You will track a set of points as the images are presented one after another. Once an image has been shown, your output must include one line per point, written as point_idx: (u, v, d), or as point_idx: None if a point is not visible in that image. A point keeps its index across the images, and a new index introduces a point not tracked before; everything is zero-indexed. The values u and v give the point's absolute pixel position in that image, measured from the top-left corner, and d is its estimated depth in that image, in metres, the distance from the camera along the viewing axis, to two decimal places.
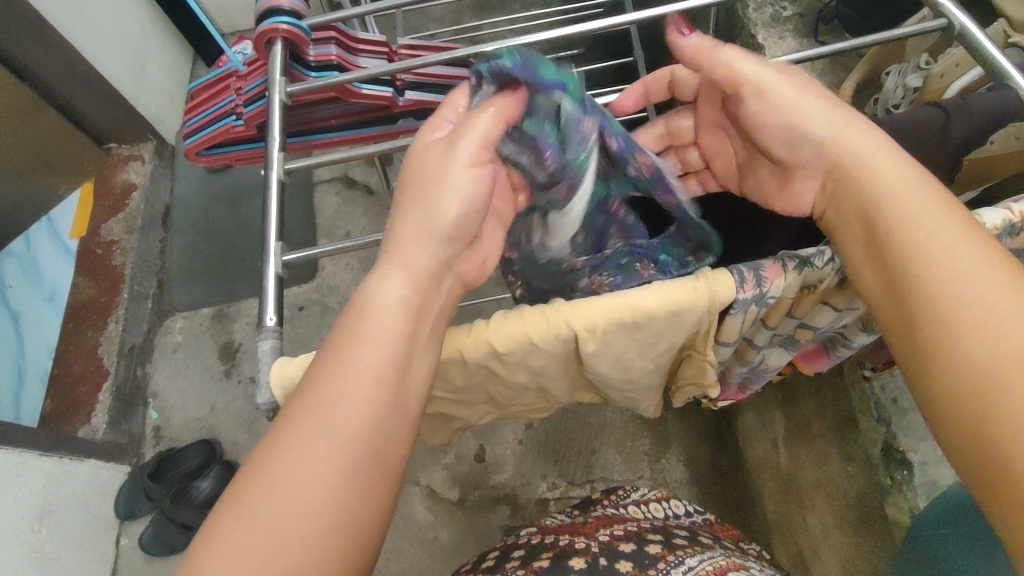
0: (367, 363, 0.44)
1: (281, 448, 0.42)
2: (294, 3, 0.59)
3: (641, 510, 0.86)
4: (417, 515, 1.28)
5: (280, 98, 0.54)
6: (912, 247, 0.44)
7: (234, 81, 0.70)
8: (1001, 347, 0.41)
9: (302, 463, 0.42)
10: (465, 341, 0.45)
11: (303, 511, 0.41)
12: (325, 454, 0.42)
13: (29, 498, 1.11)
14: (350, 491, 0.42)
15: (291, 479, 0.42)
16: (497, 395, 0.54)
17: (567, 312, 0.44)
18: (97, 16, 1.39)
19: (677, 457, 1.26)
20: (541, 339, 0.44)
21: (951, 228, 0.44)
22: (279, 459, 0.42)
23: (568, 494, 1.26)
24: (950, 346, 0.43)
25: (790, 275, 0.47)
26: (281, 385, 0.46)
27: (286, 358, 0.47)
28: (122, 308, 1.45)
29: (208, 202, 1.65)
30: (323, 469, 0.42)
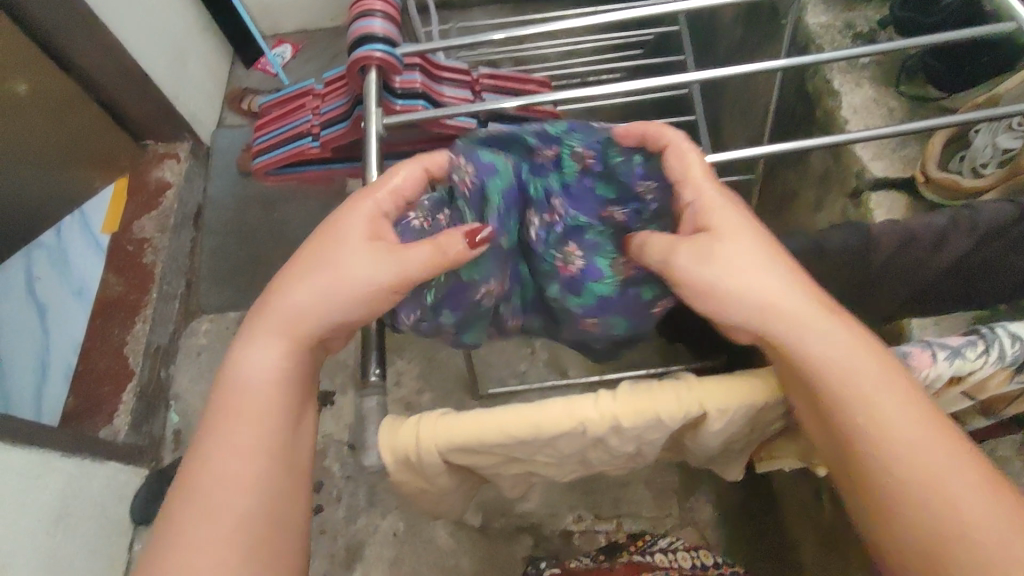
0: (241, 431, 0.51)
1: (196, 508, 0.49)
2: (388, 30, 0.55)
3: (669, 560, 0.85)
4: (439, 539, 1.28)
5: (377, 129, 0.51)
6: (868, 405, 0.47)
7: (312, 101, 0.67)
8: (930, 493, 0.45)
9: (221, 505, 0.49)
10: (590, 411, 0.42)
11: (222, 549, 0.48)
12: (233, 497, 0.50)
13: (49, 500, 1.09)
14: (256, 521, 0.50)
15: (215, 526, 0.49)
16: (592, 459, 0.50)
17: (700, 391, 0.43)
18: (143, 12, 1.40)
19: (705, 496, 1.28)
20: (669, 419, 0.43)
21: (891, 395, 0.47)
22: (197, 516, 0.49)
23: (594, 529, 1.26)
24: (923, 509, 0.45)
25: (937, 368, 0.50)
26: (393, 450, 0.43)
27: (393, 420, 0.44)
28: (150, 308, 1.43)
29: (241, 205, 1.64)
30: (244, 498, 0.50)
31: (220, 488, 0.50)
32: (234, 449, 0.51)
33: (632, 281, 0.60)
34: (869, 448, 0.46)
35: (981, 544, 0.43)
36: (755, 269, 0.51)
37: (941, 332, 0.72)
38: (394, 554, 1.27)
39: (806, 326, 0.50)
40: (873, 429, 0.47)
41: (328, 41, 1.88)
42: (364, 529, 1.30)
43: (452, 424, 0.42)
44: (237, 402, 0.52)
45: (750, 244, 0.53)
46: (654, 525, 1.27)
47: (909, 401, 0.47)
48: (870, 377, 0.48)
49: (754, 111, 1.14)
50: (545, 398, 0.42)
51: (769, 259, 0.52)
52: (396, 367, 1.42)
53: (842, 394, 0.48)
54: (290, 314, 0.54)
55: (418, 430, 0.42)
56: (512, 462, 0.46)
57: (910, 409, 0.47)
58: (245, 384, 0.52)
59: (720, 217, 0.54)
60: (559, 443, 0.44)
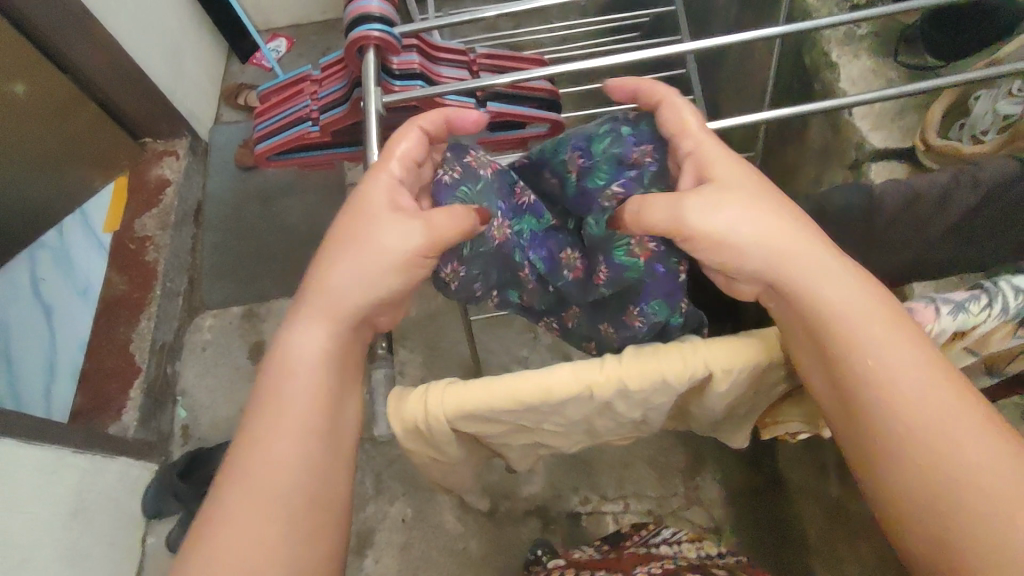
0: (281, 412, 0.52)
1: (239, 488, 0.51)
2: (384, 9, 0.56)
3: (674, 549, 0.85)
4: (447, 524, 1.29)
5: (376, 107, 0.52)
6: (873, 353, 0.48)
7: (310, 86, 0.67)
8: (936, 433, 0.46)
9: (259, 481, 0.51)
10: (600, 376, 0.43)
11: (264, 525, 0.50)
12: (274, 476, 0.51)
13: (63, 495, 1.10)
14: (296, 500, 0.51)
15: (257, 504, 0.50)
16: (599, 428, 0.51)
17: (705, 351, 0.44)
18: (137, 10, 1.40)
19: (711, 474, 1.29)
20: (676, 379, 0.44)
21: (902, 341, 0.48)
22: (239, 493, 0.51)
23: (601, 509, 1.28)
24: (930, 454, 0.45)
25: (940, 324, 0.50)
26: (403, 420, 0.43)
27: (403, 388, 0.44)
28: (154, 305, 1.44)
29: (240, 200, 1.64)
30: (280, 474, 0.51)
31: (265, 465, 0.52)
32: (274, 428, 0.52)
33: (655, 259, 0.59)
34: (871, 393, 0.47)
35: (974, 486, 0.44)
36: (766, 218, 0.52)
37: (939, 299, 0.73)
38: (404, 540, 1.29)
39: (822, 274, 0.50)
40: (880, 373, 0.47)
41: (321, 34, 1.88)
42: (373, 517, 1.31)
43: (458, 393, 0.43)
44: (280, 382, 0.53)
45: (751, 194, 0.53)
46: (660, 504, 1.28)
47: (916, 351, 0.48)
48: (876, 323, 0.49)
49: (748, 89, 1.14)
50: (553, 365, 0.43)
51: (784, 211, 0.53)
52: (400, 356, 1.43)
53: (845, 341, 0.48)
54: (337, 294, 0.54)
55: (428, 400, 0.43)
56: (520, 430, 0.47)
57: (920, 357, 0.47)
58: (289, 362, 0.53)
59: (721, 167, 0.54)
60: (569, 407, 0.45)
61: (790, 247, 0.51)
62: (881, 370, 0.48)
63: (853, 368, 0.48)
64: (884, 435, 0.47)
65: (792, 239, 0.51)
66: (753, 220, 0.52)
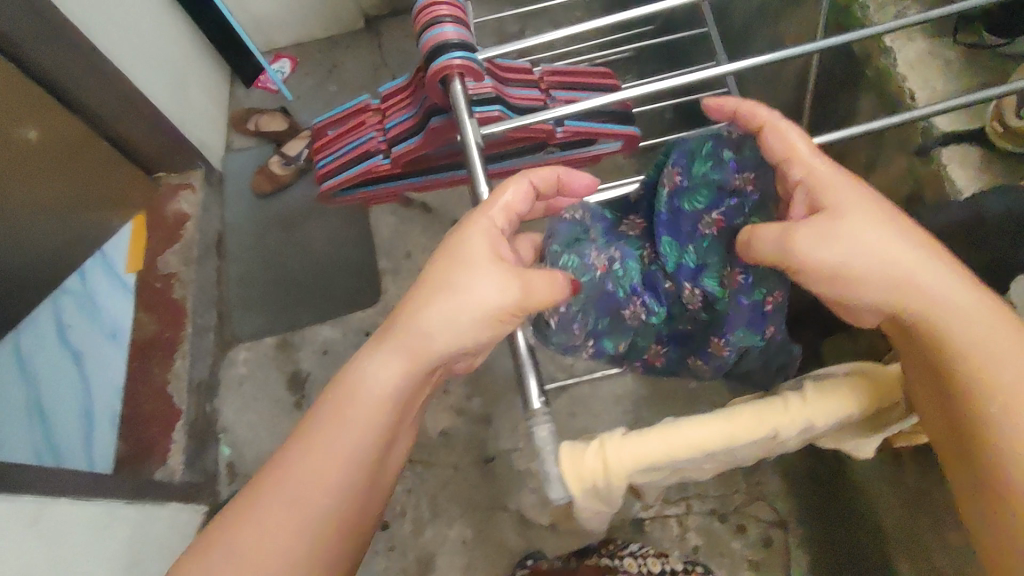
0: (342, 431, 0.57)
1: (278, 476, 0.57)
2: (462, 35, 0.53)
3: None
4: (510, 541, 1.27)
5: (475, 141, 0.50)
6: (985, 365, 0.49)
7: (375, 118, 0.65)
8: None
9: (301, 479, 0.56)
10: (779, 417, 0.45)
11: (300, 520, 0.56)
12: (315, 478, 0.56)
13: (119, 549, 1.07)
14: (329, 508, 0.57)
15: (296, 498, 0.56)
16: (742, 455, 0.48)
17: (839, 394, 0.45)
18: (142, 43, 1.36)
19: (771, 468, 1.27)
20: (814, 419, 0.45)
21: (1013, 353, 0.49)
22: (281, 488, 0.56)
23: (664, 513, 1.26)
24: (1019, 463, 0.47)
25: None
26: (580, 478, 0.45)
27: (569, 445, 0.46)
28: (186, 343, 1.41)
29: (261, 228, 1.61)
30: (322, 483, 0.56)
31: (307, 481, 0.56)
32: (332, 439, 0.57)
33: (741, 291, 0.66)
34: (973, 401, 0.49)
35: None
36: (880, 236, 0.54)
37: None
38: (467, 562, 1.27)
39: (930, 283, 0.52)
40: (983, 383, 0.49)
41: (324, 51, 1.84)
42: (433, 540, 1.29)
43: (635, 445, 0.45)
44: (350, 402, 0.57)
45: (869, 216, 0.54)
46: (724, 503, 1.26)
47: None
48: (990, 338, 0.50)
49: (784, 77, 1.12)
50: (724, 413, 0.45)
51: (897, 228, 0.54)
52: None
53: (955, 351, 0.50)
54: (422, 337, 0.56)
55: (607, 451, 0.45)
56: (675, 473, 0.48)
57: None
58: (361, 392, 0.57)
59: (834, 194, 0.56)
60: (733, 451, 0.46)
61: (901, 258, 0.53)
62: (931, 300, 0.52)
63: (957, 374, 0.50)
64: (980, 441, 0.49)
65: (899, 255, 0.53)
66: (863, 245, 0.53)
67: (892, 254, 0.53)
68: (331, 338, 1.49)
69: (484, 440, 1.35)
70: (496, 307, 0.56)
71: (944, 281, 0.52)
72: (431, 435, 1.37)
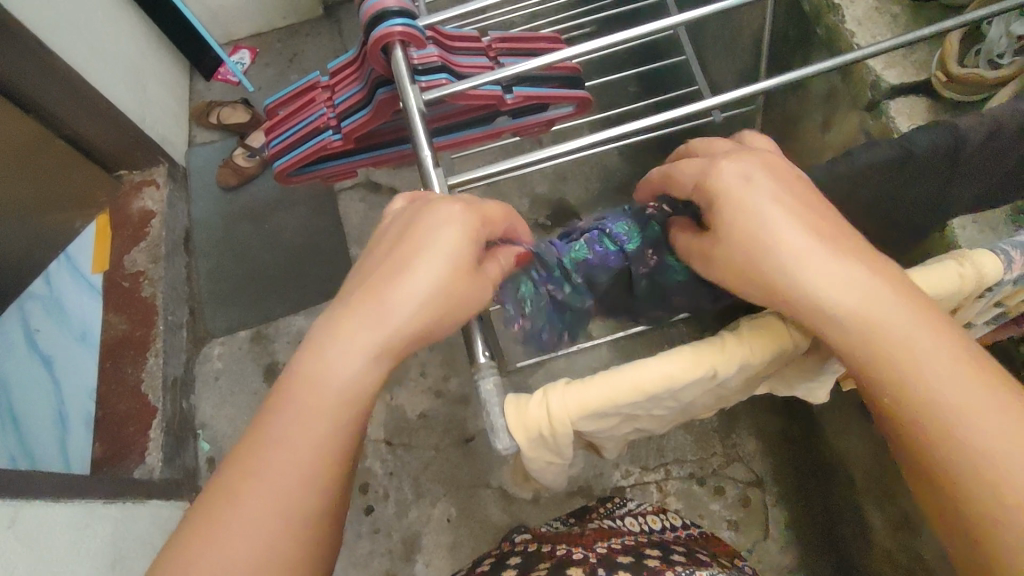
0: (307, 420, 0.47)
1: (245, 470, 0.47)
2: (402, 3, 0.54)
3: (638, 522, 0.92)
4: (494, 518, 1.28)
5: (417, 107, 0.51)
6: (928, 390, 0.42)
7: (324, 94, 0.65)
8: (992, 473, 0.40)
9: (269, 471, 0.47)
10: (718, 355, 0.46)
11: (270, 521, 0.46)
12: (287, 473, 0.47)
13: (101, 548, 1.06)
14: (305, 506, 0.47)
15: (263, 499, 0.46)
16: (691, 401, 0.50)
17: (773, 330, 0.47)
18: (93, 37, 1.33)
19: (746, 431, 1.30)
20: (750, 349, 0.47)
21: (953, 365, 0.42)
22: (247, 481, 0.47)
23: (643, 480, 1.29)
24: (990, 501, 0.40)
25: None
26: (525, 427, 0.45)
27: (514, 396, 0.46)
28: (159, 341, 1.39)
29: (229, 222, 1.60)
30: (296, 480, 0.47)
31: (270, 485, 0.46)
32: (301, 427, 0.47)
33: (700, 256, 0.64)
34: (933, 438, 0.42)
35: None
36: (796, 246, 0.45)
37: (984, 228, 0.71)
38: (453, 540, 1.28)
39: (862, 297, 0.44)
40: (937, 416, 0.42)
41: (285, 40, 1.82)
42: (418, 520, 1.30)
43: (579, 390, 0.45)
44: (313, 394, 0.47)
45: (768, 220, 0.46)
46: (701, 467, 1.29)
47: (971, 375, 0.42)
48: (931, 354, 0.43)
49: (738, 43, 1.13)
50: (669, 353, 0.46)
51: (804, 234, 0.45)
52: (419, 358, 1.41)
53: (891, 378, 0.43)
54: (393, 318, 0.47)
55: (551, 402, 0.45)
56: (628, 421, 0.48)
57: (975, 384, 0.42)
58: (325, 381, 0.47)
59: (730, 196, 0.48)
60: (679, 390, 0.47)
61: (827, 271, 0.44)
62: (852, 321, 0.44)
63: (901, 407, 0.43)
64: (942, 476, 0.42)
65: (809, 268, 0.45)
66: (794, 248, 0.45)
67: (809, 266, 0.45)
68: (306, 328, 1.49)
69: (463, 420, 1.36)
70: (461, 269, 0.48)
71: (889, 307, 0.43)
72: (411, 418, 1.37)
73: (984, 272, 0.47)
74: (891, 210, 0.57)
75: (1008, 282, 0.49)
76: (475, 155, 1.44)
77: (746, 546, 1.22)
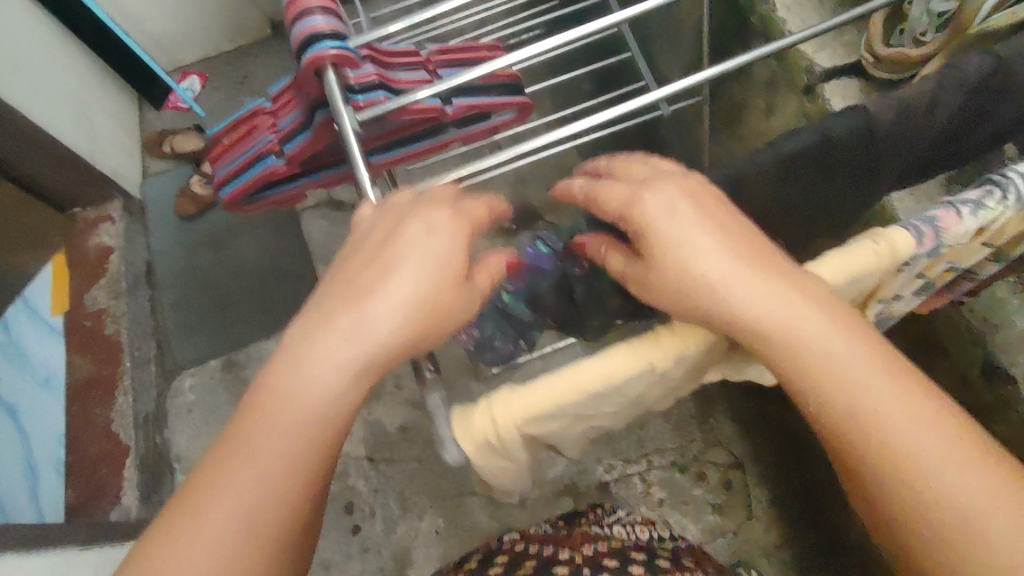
0: (273, 432, 0.46)
1: (212, 480, 0.46)
2: (333, 25, 0.54)
3: (626, 529, 0.93)
4: (481, 525, 1.28)
5: (352, 127, 0.51)
6: (897, 440, 0.41)
7: (267, 119, 0.65)
8: (966, 528, 0.39)
9: (237, 481, 0.45)
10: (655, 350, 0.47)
11: (235, 533, 0.45)
12: (253, 484, 0.45)
13: None
14: (270, 523, 0.45)
15: (228, 510, 0.45)
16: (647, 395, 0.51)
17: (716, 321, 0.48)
18: (33, 75, 1.30)
19: (722, 413, 1.33)
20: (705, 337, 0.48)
21: (923, 414, 0.41)
22: (216, 489, 0.45)
23: (626, 473, 1.30)
24: (961, 557, 0.39)
25: (965, 224, 0.49)
26: (473, 437, 0.46)
27: (460, 408, 0.47)
28: (127, 378, 1.37)
29: (191, 250, 1.58)
30: (262, 489, 0.45)
31: (233, 498, 0.45)
32: (272, 435, 0.46)
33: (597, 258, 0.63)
34: (906, 494, 0.41)
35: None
36: (756, 288, 0.44)
37: (922, 200, 0.74)
38: (442, 551, 1.28)
39: (820, 342, 0.43)
40: (907, 470, 0.41)
41: (234, 63, 1.80)
42: (406, 535, 1.29)
43: (534, 396, 0.45)
44: (280, 412, 0.46)
45: (720, 241, 0.45)
46: (682, 454, 1.31)
47: (939, 424, 0.41)
48: (899, 402, 0.42)
49: (682, 36, 1.15)
50: (609, 351, 0.46)
51: (755, 277, 0.44)
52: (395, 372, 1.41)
53: (855, 432, 0.42)
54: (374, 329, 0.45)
55: (494, 411, 0.45)
56: (582, 420, 0.49)
57: (942, 435, 0.41)
58: (291, 400, 0.45)
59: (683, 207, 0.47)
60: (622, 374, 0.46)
61: (789, 314, 0.43)
62: (818, 367, 0.43)
63: (864, 459, 0.42)
64: (911, 535, 0.41)
65: (768, 315, 0.43)
66: (745, 290, 0.44)
67: (763, 307, 0.43)
68: None
69: None
70: (457, 264, 0.48)
71: (852, 355, 0.42)
72: (390, 432, 1.37)
73: (898, 247, 0.48)
74: (826, 192, 0.59)
75: (924, 255, 0.50)
76: (435, 166, 1.44)
77: (730, 528, 1.25)
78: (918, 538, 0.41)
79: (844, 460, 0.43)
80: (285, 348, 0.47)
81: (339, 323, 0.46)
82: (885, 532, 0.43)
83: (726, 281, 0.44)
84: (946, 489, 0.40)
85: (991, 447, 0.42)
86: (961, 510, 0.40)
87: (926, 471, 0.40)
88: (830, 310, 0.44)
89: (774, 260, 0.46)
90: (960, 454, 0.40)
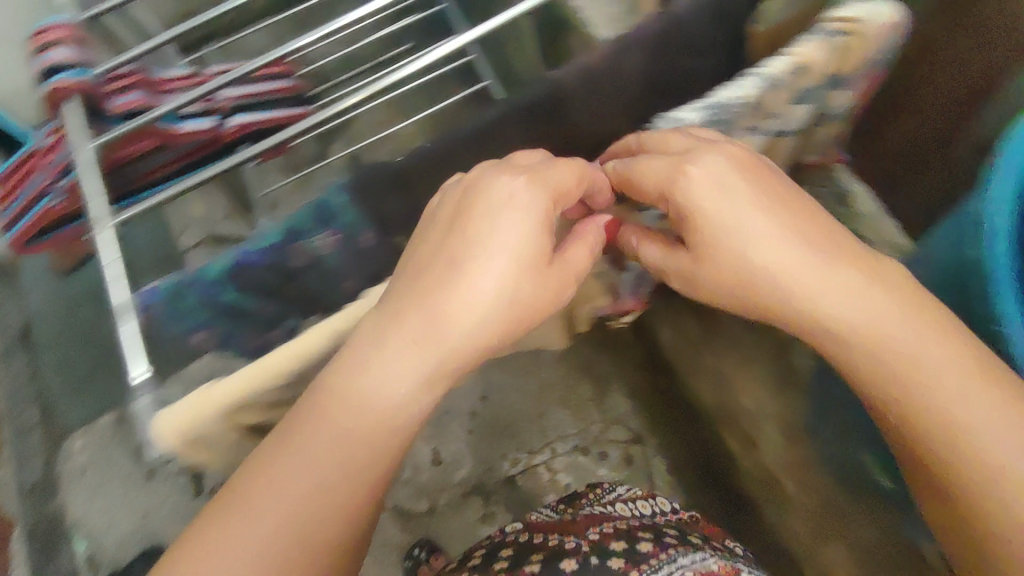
0: (319, 435, 0.54)
1: (273, 466, 0.53)
2: None
3: (628, 507, 0.85)
4: (394, 539, 1.28)
5: None
6: (914, 360, 0.57)
7: (38, 164, 0.85)
8: (973, 419, 0.55)
9: (295, 470, 0.53)
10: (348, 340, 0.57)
11: (298, 510, 0.53)
12: (314, 470, 0.53)
13: None
14: (331, 506, 0.54)
15: (285, 491, 0.53)
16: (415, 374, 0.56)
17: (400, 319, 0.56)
18: None
19: (618, 392, 1.36)
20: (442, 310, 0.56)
21: (933, 341, 0.57)
22: (275, 471, 0.53)
23: (532, 464, 1.32)
24: (963, 451, 0.55)
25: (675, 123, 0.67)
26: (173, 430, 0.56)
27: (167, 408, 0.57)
28: (6, 449, 1.31)
29: (71, 304, 1.50)
30: (319, 475, 0.53)
31: (292, 484, 0.53)
32: (329, 437, 0.54)
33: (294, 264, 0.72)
34: (909, 395, 0.57)
35: (968, 456, 0.54)
36: (776, 250, 0.59)
37: None
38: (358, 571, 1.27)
39: (847, 288, 0.59)
40: (925, 375, 0.57)
41: None
42: None
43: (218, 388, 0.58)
44: (337, 410, 0.54)
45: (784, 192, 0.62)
46: (584, 436, 1.34)
47: (944, 348, 0.57)
48: (904, 332, 0.58)
49: (508, 55, 1.23)
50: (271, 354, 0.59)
51: (805, 251, 0.59)
52: None
53: (888, 353, 0.58)
54: (455, 329, 0.56)
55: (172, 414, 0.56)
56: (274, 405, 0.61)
57: (944, 350, 0.57)
58: (366, 404, 0.55)
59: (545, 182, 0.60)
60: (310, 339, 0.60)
61: (811, 273, 0.59)
62: (870, 310, 0.58)
63: (912, 375, 0.57)
64: (920, 439, 0.57)
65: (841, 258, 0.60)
66: (764, 243, 0.60)
67: (788, 268, 0.59)
68: None
69: None
70: (539, 253, 0.59)
71: (852, 303, 0.59)
72: None
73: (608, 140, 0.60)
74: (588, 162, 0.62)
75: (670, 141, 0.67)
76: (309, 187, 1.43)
77: None
78: (928, 435, 0.57)
79: (870, 381, 0.60)
80: (350, 358, 0.55)
81: (402, 328, 0.56)
82: (906, 429, 0.59)
83: (776, 253, 0.59)
84: (953, 404, 0.56)
85: (982, 361, 0.56)
86: (955, 415, 0.55)
87: (927, 391, 0.56)
88: (865, 264, 0.60)
89: (818, 219, 0.62)
90: (960, 371, 0.56)
